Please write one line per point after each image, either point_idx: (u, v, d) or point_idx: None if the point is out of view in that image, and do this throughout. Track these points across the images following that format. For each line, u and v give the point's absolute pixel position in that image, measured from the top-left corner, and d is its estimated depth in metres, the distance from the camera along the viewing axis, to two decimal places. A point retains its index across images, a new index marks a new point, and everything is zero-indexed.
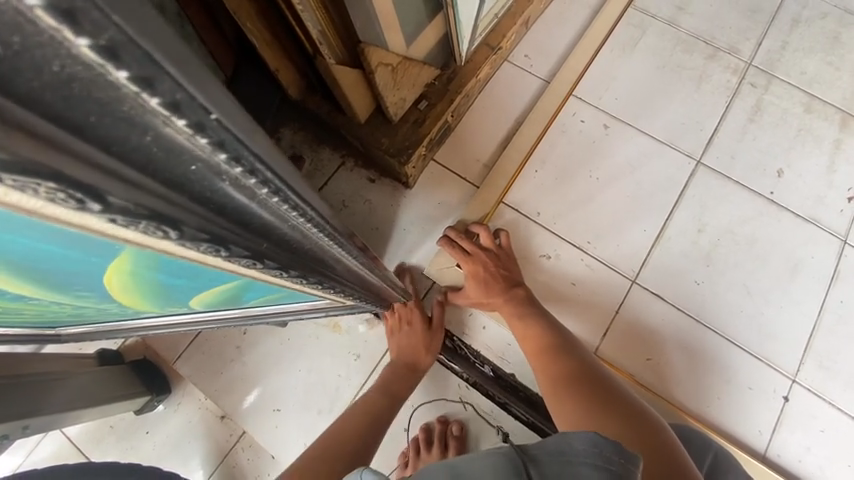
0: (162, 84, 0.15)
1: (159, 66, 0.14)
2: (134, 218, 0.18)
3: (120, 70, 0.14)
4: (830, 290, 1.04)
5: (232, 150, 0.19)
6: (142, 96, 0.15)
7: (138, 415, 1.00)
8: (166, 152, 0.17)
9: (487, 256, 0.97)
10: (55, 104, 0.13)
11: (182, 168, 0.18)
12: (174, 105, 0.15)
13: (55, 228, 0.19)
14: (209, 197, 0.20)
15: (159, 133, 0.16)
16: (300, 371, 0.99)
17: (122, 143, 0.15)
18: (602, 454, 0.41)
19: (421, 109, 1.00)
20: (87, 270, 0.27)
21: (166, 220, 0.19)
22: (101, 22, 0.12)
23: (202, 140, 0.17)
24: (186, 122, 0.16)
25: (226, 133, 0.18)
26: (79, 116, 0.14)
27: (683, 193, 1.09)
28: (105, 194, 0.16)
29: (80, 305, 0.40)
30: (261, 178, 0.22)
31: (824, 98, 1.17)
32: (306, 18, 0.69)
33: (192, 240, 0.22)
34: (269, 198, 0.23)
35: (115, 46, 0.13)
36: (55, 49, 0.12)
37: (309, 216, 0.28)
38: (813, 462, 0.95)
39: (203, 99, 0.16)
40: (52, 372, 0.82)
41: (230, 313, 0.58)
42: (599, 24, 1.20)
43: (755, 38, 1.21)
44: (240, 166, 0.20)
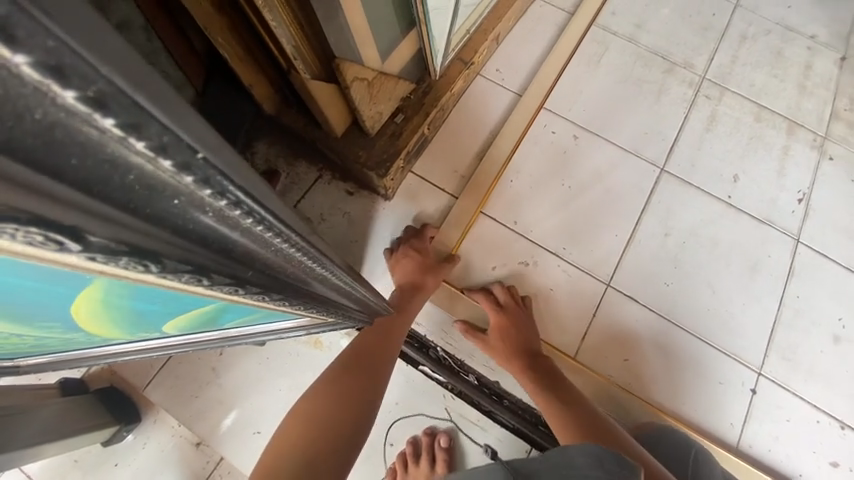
0: (151, 128, 0.16)
1: (146, 111, 0.15)
2: (115, 254, 0.19)
3: (108, 118, 0.14)
4: (787, 286, 1.11)
5: (218, 186, 0.20)
6: (128, 140, 0.15)
7: (105, 448, 0.94)
8: (148, 190, 0.17)
9: (517, 314, 0.99)
10: (36, 151, 0.13)
11: (165, 203, 0.18)
12: (160, 148, 0.16)
13: (27, 267, 0.19)
14: (192, 231, 0.20)
15: (143, 171, 0.17)
16: (280, 391, 0.96)
17: (104, 184, 0.16)
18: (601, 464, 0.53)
19: (397, 123, 1.01)
20: (52, 303, 0.26)
21: (147, 254, 0.20)
22: (90, 75, 0.13)
23: (188, 179, 0.18)
24: (171, 163, 0.17)
25: (212, 170, 0.19)
26: (62, 162, 0.14)
27: (650, 198, 1.15)
28: (84, 233, 0.17)
29: (42, 336, 0.38)
30: (247, 211, 0.22)
31: (772, 108, 1.26)
32: (280, 34, 0.69)
33: (173, 272, 0.22)
34: (253, 228, 0.23)
35: (104, 97, 0.14)
36: (39, 100, 0.13)
37: (291, 240, 0.28)
38: (781, 450, 1.00)
39: (190, 139, 0.17)
40: (9, 407, 0.76)
41: (205, 336, 0.56)
42: (565, 40, 1.25)
43: (708, 53, 1.30)
44: (225, 199, 0.20)
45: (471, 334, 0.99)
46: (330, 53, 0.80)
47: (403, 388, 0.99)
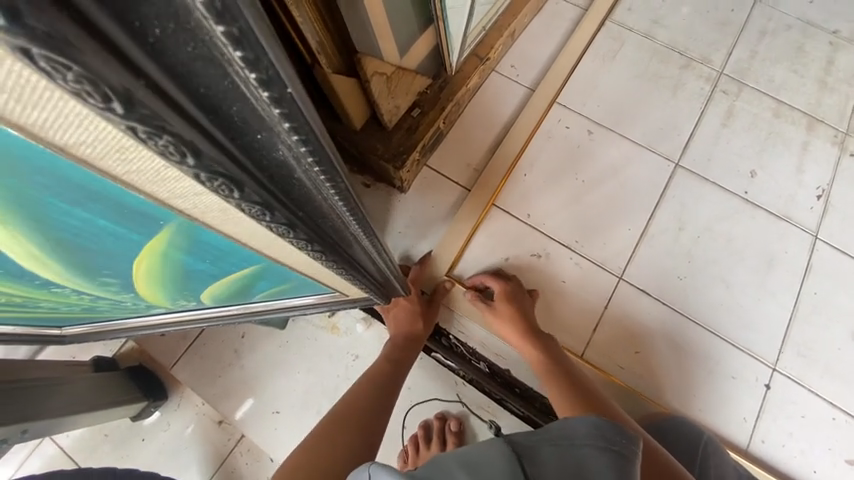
0: (263, 64, 0.17)
1: (263, 50, 0.17)
2: (212, 177, 0.21)
3: (237, 51, 0.16)
4: (804, 282, 1.10)
5: (296, 121, 0.21)
6: (245, 71, 0.17)
7: (135, 422, 0.99)
8: (245, 120, 0.20)
9: (518, 298, 0.98)
10: (182, 75, 0.16)
11: (253, 135, 0.21)
12: (265, 81, 0.18)
13: (125, 194, 0.21)
14: (265, 163, 0.23)
15: (246, 104, 0.19)
16: (298, 373, 1.00)
17: (216, 110, 0.18)
18: (602, 435, 0.45)
19: (414, 117, 1.05)
20: (123, 253, 0.30)
21: (234, 180, 0.22)
22: (236, 15, 0.15)
23: (276, 111, 0.20)
24: (268, 95, 0.19)
25: (296, 106, 0.20)
26: (193, 86, 0.17)
27: (664, 193, 1.15)
28: (197, 149, 0.19)
29: (99, 297, 0.42)
30: (314, 151, 0.24)
31: (791, 104, 1.25)
32: (305, 29, 0.73)
33: (247, 203, 0.24)
34: (312, 169, 0.25)
35: (242, 35, 0.16)
36: (195, 36, 0.15)
37: (341, 190, 0.29)
38: (795, 446, 0.99)
39: (285, 76, 0.19)
40: (47, 378, 0.81)
41: (233, 309, 0.60)
42: (580, 35, 1.27)
43: (726, 48, 1.29)
44: (299, 136, 0.22)
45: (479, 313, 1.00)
46: (352, 48, 0.84)
47: (417, 373, 1.02)
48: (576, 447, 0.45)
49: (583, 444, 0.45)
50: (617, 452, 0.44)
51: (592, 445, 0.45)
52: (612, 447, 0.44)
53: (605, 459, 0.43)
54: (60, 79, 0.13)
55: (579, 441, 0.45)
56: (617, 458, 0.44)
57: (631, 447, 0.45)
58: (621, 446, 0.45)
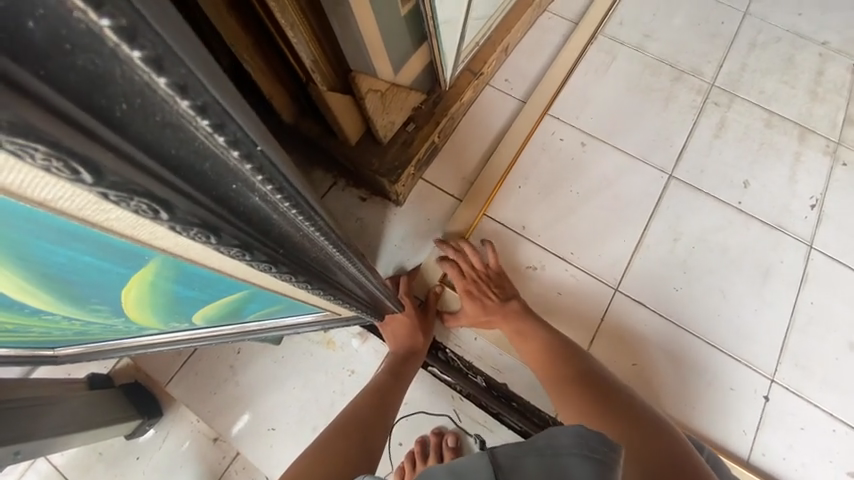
0: (230, 127, 0.19)
1: (228, 114, 0.19)
2: (188, 227, 0.22)
3: (204, 120, 0.18)
4: (800, 292, 1.10)
5: (268, 173, 0.23)
6: (214, 135, 0.19)
7: (129, 441, 0.98)
8: (217, 175, 0.20)
9: (479, 276, 1.01)
10: (151, 141, 0.17)
11: (227, 187, 0.21)
12: (233, 142, 0.20)
13: (104, 238, 0.22)
14: (243, 210, 0.23)
15: (217, 160, 0.20)
16: (294, 389, 1.00)
17: (188, 169, 0.19)
18: (585, 444, 0.37)
19: (409, 132, 1.06)
20: (110, 284, 0.30)
21: (211, 228, 0.22)
22: (198, 90, 0.17)
23: (247, 166, 0.21)
24: (238, 153, 0.20)
25: (266, 160, 0.22)
26: (164, 150, 0.17)
27: (658, 204, 1.16)
28: (171, 204, 0.20)
29: (88, 322, 0.42)
30: (286, 194, 0.25)
31: (782, 114, 1.27)
32: (300, 49, 0.74)
33: (225, 246, 0.25)
34: (288, 211, 0.26)
35: (205, 105, 0.17)
36: (162, 106, 0.16)
37: (318, 225, 0.31)
38: (796, 459, 0.98)
39: (252, 134, 0.21)
40: (39, 397, 0.80)
41: (226, 328, 0.60)
42: (572, 49, 1.29)
43: (716, 61, 1.31)
44: (272, 185, 0.23)
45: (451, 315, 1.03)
46: (346, 66, 0.85)
47: (413, 387, 1.02)
48: (560, 458, 0.37)
49: (567, 453, 0.37)
50: (600, 462, 0.36)
51: (577, 456, 0.36)
52: (594, 458, 0.36)
53: (588, 472, 0.35)
54: (29, 157, 0.14)
55: (563, 450, 0.37)
56: (598, 469, 0.35)
57: (614, 456, 0.37)
58: (604, 455, 0.36)
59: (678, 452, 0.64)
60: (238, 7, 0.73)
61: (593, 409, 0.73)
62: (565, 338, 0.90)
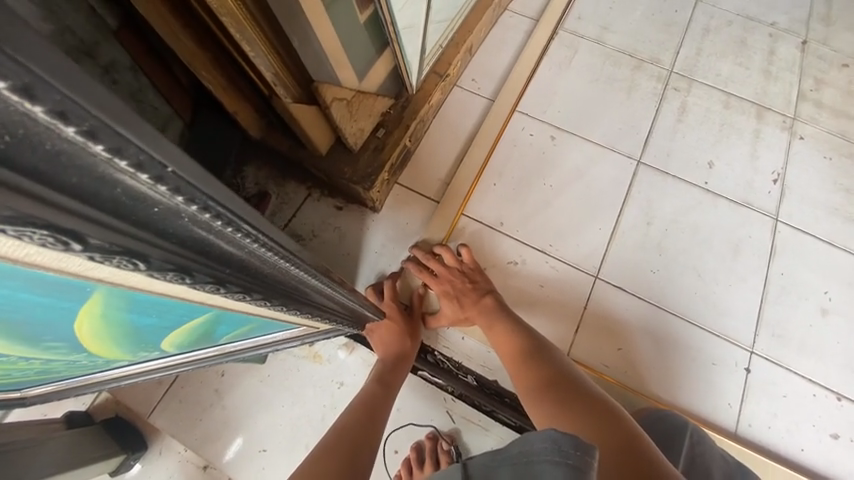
0: (129, 150, 0.18)
1: (128, 139, 0.18)
2: (110, 254, 0.21)
3: (97, 146, 0.17)
4: (771, 264, 1.14)
5: (189, 193, 0.22)
6: (114, 160, 0.18)
7: (113, 478, 0.94)
8: (132, 199, 0.20)
9: (452, 275, 1.01)
10: (45, 171, 0.16)
11: (146, 210, 0.21)
12: (138, 165, 0.19)
13: (31, 274, 0.21)
14: (171, 232, 0.23)
15: (126, 185, 0.19)
16: (283, 407, 0.98)
17: (96, 197, 0.18)
18: (560, 450, 0.38)
19: (379, 138, 1.06)
20: (57, 319, 0.29)
21: (137, 253, 0.22)
22: (82, 115, 0.16)
23: (163, 188, 0.20)
24: (148, 176, 0.20)
25: (182, 180, 0.21)
26: (64, 180, 0.17)
27: (630, 191, 1.18)
28: (83, 234, 0.19)
29: (48, 361, 0.41)
30: (216, 213, 0.24)
31: (739, 95, 1.32)
32: (259, 63, 0.74)
33: (159, 271, 0.24)
34: (223, 229, 0.26)
35: (94, 130, 0.17)
36: (49, 134, 0.15)
37: (263, 242, 0.30)
38: (780, 425, 1.02)
39: (162, 157, 0.20)
40: (20, 440, 0.77)
41: (203, 354, 0.58)
42: (534, 45, 1.31)
43: (673, 48, 1.36)
44: (196, 204, 0.23)
45: (432, 316, 1.03)
46: (309, 76, 0.85)
47: (405, 394, 1.01)
48: (536, 464, 0.39)
49: (541, 460, 0.39)
50: (575, 468, 0.37)
51: (551, 462, 0.38)
52: (567, 463, 0.37)
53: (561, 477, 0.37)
54: None
55: (537, 458, 0.39)
56: (571, 475, 0.37)
57: (589, 459, 0.37)
58: (578, 459, 0.37)
59: (644, 457, 0.59)
60: (191, 24, 0.73)
61: (565, 406, 0.72)
62: (529, 326, 0.93)
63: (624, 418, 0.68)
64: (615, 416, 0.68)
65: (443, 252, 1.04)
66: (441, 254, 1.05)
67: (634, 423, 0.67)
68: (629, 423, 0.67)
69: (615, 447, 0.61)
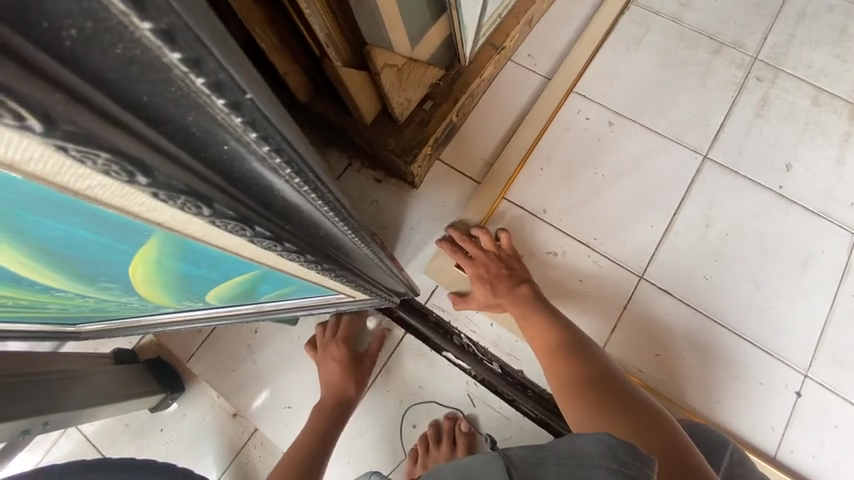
0: (208, 65, 0.16)
1: (206, 47, 0.15)
2: (174, 194, 0.19)
3: (174, 52, 0.15)
4: (842, 284, 1.03)
5: (263, 130, 0.20)
6: (190, 76, 0.16)
7: (153, 414, 1.01)
8: (204, 132, 0.18)
9: (488, 259, 0.98)
10: (116, 82, 0.14)
11: (218, 147, 0.19)
12: (216, 86, 0.17)
13: (96, 209, 0.20)
14: (239, 178, 0.21)
15: (201, 112, 0.17)
16: (310, 370, 1.01)
17: (168, 123, 0.17)
18: (616, 457, 0.39)
19: (426, 110, 1.02)
20: (115, 260, 0.29)
21: (201, 197, 0.21)
22: (163, 9, 0.13)
23: (237, 120, 0.18)
24: (225, 102, 0.17)
25: (258, 113, 0.19)
26: (134, 96, 0.15)
27: (689, 188, 1.09)
28: (149, 166, 0.17)
29: (103, 299, 0.42)
30: (287, 159, 0.22)
31: (833, 91, 1.16)
32: (313, 22, 0.71)
33: (221, 219, 0.23)
34: (291, 179, 0.24)
35: (172, 29, 0.14)
36: (120, 35, 0.13)
37: (326, 199, 0.28)
38: (827, 457, 0.94)
39: (241, 81, 0.17)
40: (69, 370, 0.83)
41: (243, 309, 0.59)
42: (600, 21, 1.21)
43: (761, 32, 1.20)
44: (268, 145, 0.21)
45: (464, 298, 1.00)
46: (362, 41, 0.81)
47: (428, 372, 1.01)
48: (587, 467, 0.40)
49: (595, 464, 0.40)
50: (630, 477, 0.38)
51: (605, 467, 0.39)
52: (624, 471, 0.38)
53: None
54: None
55: (589, 461, 0.40)
56: None
57: (646, 470, 0.39)
58: (636, 469, 0.39)
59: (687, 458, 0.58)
60: None
61: (603, 406, 0.69)
62: (570, 322, 0.89)
63: (672, 426, 0.64)
64: (654, 415, 0.66)
65: (481, 234, 1.02)
66: (479, 236, 1.03)
67: (682, 434, 0.63)
68: (678, 433, 0.63)
69: (659, 454, 0.58)
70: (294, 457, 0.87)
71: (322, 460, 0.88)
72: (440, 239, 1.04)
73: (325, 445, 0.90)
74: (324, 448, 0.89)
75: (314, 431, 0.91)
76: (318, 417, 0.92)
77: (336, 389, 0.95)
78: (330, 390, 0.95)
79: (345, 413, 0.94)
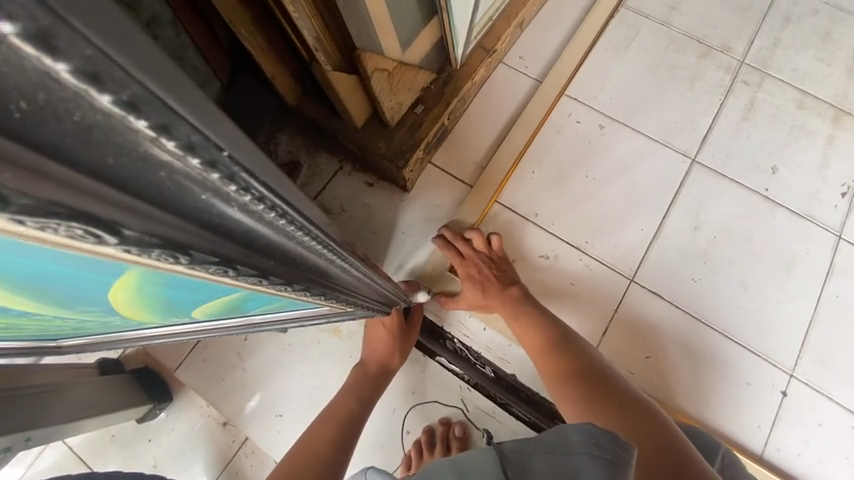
0: (179, 129, 0.16)
1: (178, 113, 0.15)
2: (148, 248, 0.18)
3: (140, 120, 0.14)
4: (825, 285, 1.05)
5: (242, 182, 0.20)
6: (160, 140, 0.15)
7: (141, 425, 0.99)
8: (178, 187, 0.17)
9: (479, 259, 0.98)
10: (73, 148, 0.13)
11: (194, 199, 0.18)
12: (189, 146, 0.16)
13: (62, 253, 0.19)
14: (218, 224, 0.20)
15: (175, 171, 0.17)
16: (302, 377, 1.00)
17: (137, 181, 0.15)
18: (598, 444, 0.40)
19: (417, 114, 1.00)
20: (93, 288, 0.27)
21: (179, 247, 0.19)
22: (124, 80, 0.13)
23: (214, 175, 0.18)
24: (199, 161, 0.17)
25: (237, 167, 0.19)
26: (97, 160, 0.14)
27: (679, 191, 1.10)
28: (119, 226, 0.16)
29: (83, 320, 0.40)
30: (269, 204, 0.22)
31: (816, 95, 1.18)
32: (301, 26, 0.70)
33: (201, 263, 0.22)
34: (275, 221, 0.23)
35: (136, 100, 0.14)
36: (78, 103, 0.13)
37: (311, 233, 0.28)
38: (811, 455, 0.96)
39: (217, 140, 0.17)
40: (49, 383, 0.81)
41: (231, 322, 0.57)
42: (590, 23, 1.21)
43: (748, 35, 1.22)
44: (249, 195, 0.20)
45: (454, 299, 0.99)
46: (351, 44, 0.80)
47: (421, 378, 1.00)
48: (569, 456, 0.40)
49: (577, 451, 0.40)
50: (611, 462, 0.39)
51: (587, 454, 0.40)
52: (606, 457, 0.39)
53: (599, 471, 0.38)
54: None
55: (573, 448, 0.41)
56: (609, 468, 0.38)
57: (626, 455, 0.40)
58: (616, 455, 0.39)
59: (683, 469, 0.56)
60: None
61: (595, 402, 0.69)
62: (567, 328, 0.87)
63: (661, 417, 0.66)
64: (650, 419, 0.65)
65: (473, 235, 1.01)
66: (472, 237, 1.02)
67: (669, 423, 0.65)
68: (666, 424, 0.64)
69: (648, 448, 0.59)
70: (332, 421, 0.82)
71: (360, 427, 0.84)
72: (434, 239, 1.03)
73: (362, 412, 0.86)
74: (361, 414, 0.86)
75: (353, 396, 0.87)
76: (357, 384, 0.89)
77: (380, 356, 0.91)
78: (373, 356, 0.91)
79: (383, 383, 0.91)
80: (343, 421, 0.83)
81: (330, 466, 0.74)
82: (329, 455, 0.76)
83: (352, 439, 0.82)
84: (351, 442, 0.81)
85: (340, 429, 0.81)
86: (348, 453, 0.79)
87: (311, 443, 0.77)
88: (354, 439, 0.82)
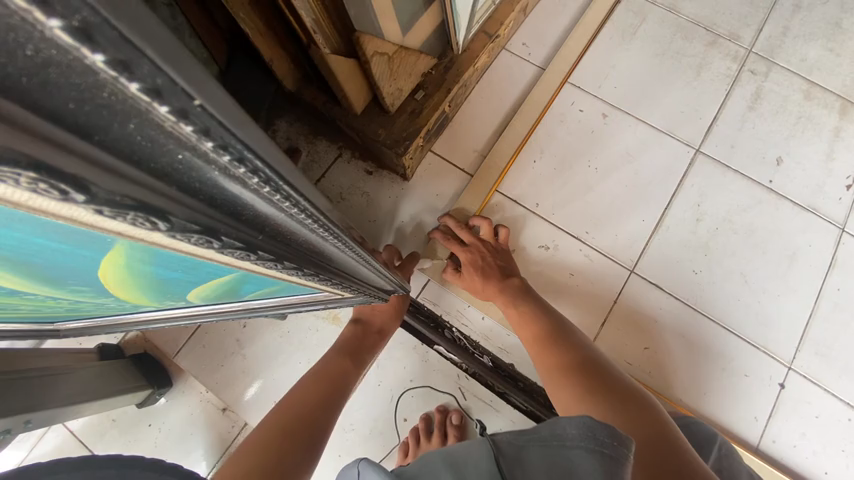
0: (141, 68, 0.14)
1: (139, 49, 0.13)
2: (121, 209, 0.18)
3: (96, 54, 0.13)
4: (827, 278, 1.04)
5: (220, 138, 0.18)
6: (121, 80, 0.14)
7: (141, 409, 1.00)
8: (150, 141, 0.17)
9: (483, 248, 0.98)
10: (32, 91, 0.13)
11: (169, 157, 0.18)
12: (154, 91, 0.15)
13: (37, 220, 0.19)
14: (198, 189, 0.20)
15: (144, 119, 0.16)
16: (300, 364, 1.00)
17: (105, 132, 0.15)
18: (595, 439, 0.39)
19: (418, 100, 0.99)
20: (80, 265, 0.27)
21: (154, 211, 0.19)
22: (73, 4, 0.11)
23: (187, 128, 0.17)
24: (168, 109, 0.16)
25: (212, 121, 0.17)
26: (59, 105, 0.13)
27: (682, 182, 1.09)
28: (88, 183, 0.16)
29: (76, 301, 0.40)
30: (252, 168, 0.21)
31: (825, 85, 1.16)
32: (300, 7, 0.67)
33: (182, 231, 0.21)
34: (259, 189, 0.22)
35: (89, 28, 0.12)
36: (28, 34, 0.12)
37: (302, 208, 0.27)
38: (807, 447, 0.96)
39: (187, 85, 0.16)
40: (47, 368, 0.81)
41: (228, 306, 0.57)
42: (595, 10, 1.18)
43: (757, 23, 1.19)
44: (228, 154, 0.19)
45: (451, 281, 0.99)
46: (351, 26, 0.78)
47: (419, 366, 1.00)
48: (565, 449, 0.40)
49: (574, 445, 0.40)
50: (608, 456, 0.38)
51: (583, 448, 0.39)
52: (603, 451, 0.39)
53: (594, 464, 0.38)
54: None
55: (569, 442, 0.40)
56: (606, 462, 0.38)
57: (623, 449, 0.40)
58: (613, 449, 0.39)
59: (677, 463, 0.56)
60: None
61: (590, 392, 0.69)
62: (555, 311, 0.90)
63: (653, 407, 0.67)
64: (647, 415, 0.64)
65: (481, 224, 1.01)
66: (478, 226, 1.02)
67: (659, 411, 0.66)
68: (658, 414, 0.65)
69: (642, 436, 0.60)
70: (322, 374, 0.80)
71: (350, 386, 0.82)
72: (434, 230, 1.02)
73: (354, 368, 0.85)
74: (353, 373, 0.84)
75: (345, 353, 0.86)
76: (350, 341, 0.88)
77: (382, 319, 0.92)
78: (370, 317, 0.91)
79: (377, 344, 0.91)
80: (333, 375, 0.81)
81: (321, 417, 0.73)
82: (315, 407, 0.74)
83: (340, 396, 0.79)
84: (339, 400, 0.78)
85: (330, 381, 0.79)
86: (337, 408, 0.77)
87: (296, 397, 0.75)
88: (345, 390, 0.81)
